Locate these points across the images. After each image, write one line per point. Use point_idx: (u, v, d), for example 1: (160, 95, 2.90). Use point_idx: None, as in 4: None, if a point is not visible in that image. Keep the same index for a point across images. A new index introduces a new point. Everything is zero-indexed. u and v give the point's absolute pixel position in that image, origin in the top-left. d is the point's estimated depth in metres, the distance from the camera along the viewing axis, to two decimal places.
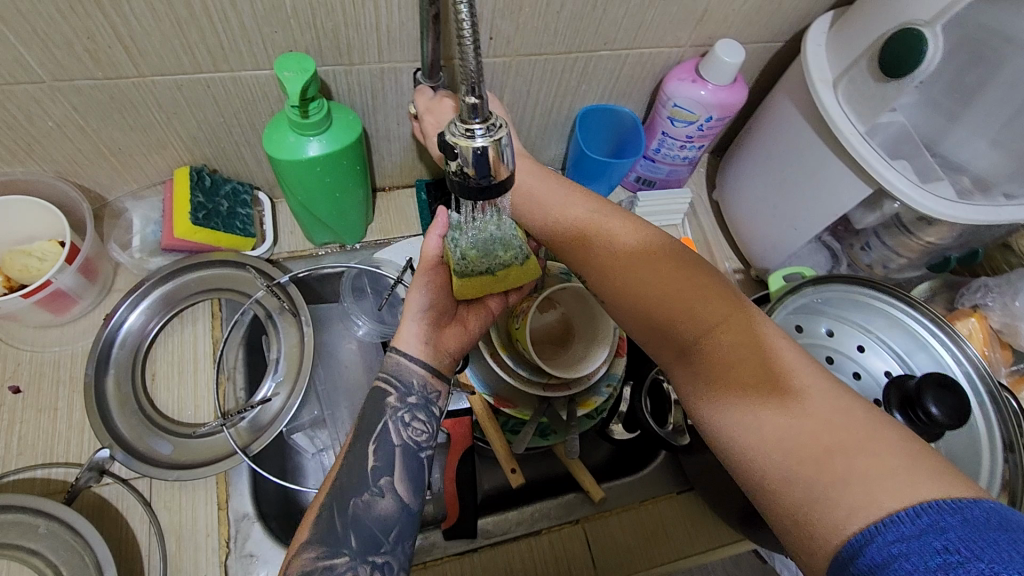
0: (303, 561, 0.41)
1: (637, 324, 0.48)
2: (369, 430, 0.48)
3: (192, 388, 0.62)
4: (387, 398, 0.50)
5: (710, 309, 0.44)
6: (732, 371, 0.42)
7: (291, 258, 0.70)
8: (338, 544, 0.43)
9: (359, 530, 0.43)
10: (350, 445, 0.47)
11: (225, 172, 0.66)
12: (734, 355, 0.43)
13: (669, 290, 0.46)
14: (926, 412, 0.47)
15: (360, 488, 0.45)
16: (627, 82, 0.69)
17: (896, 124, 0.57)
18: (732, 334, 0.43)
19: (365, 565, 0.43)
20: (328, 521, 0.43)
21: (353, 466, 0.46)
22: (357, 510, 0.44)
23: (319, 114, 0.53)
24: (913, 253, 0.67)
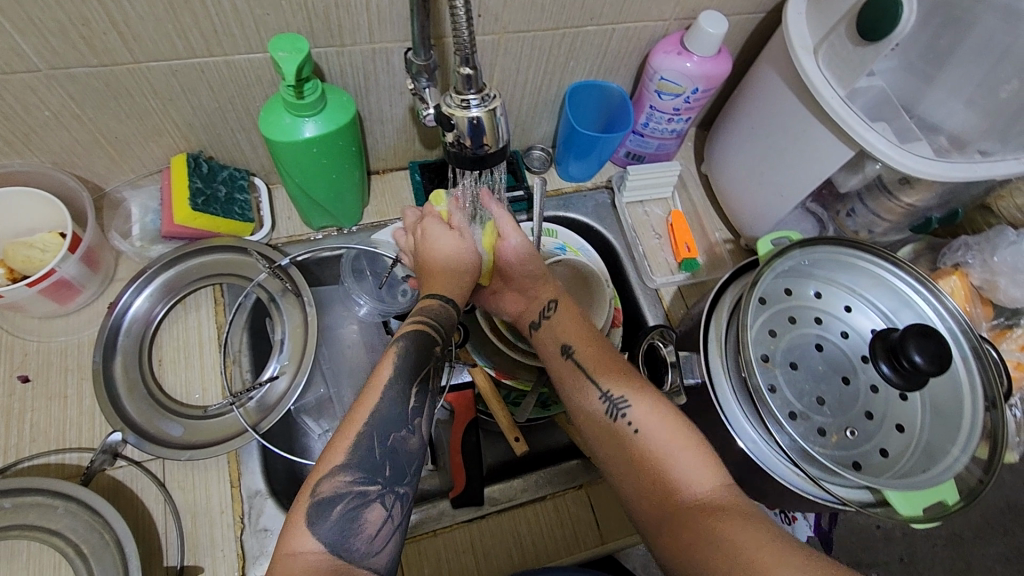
0: (337, 483, 0.43)
1: (613, 456, 0.52)
2: (412, 370, 0.49)
3: (199, 371, 0.63)
4: (433, 343, 0.52)
5: (686, 447, 0.49)
6: (689, 508, 0.46)
7: (290, 243, 0.71)
8: (373, 472, 0.44)
9: (395, 461, 0.45)
10: (391, 383, 0.48)
11: (221, 159, 0.67)
12: (693, 488, 0.47)
13: (653, 425, 0.51)
14: (909, 360, 0.50)
15: (399, 422, 0.47)
16: (614, 58, 0.70)
17: (875, 88, 0.60)
18: (698, 468, 0.48)
19: (390, 495, 0.44)
20: (366, 449, 0.45)
21: (396, 403, 0.47)
22: (394, 444, 0.46)
23: (314, 95, 0.54)
24: (895, 215, 0.69)
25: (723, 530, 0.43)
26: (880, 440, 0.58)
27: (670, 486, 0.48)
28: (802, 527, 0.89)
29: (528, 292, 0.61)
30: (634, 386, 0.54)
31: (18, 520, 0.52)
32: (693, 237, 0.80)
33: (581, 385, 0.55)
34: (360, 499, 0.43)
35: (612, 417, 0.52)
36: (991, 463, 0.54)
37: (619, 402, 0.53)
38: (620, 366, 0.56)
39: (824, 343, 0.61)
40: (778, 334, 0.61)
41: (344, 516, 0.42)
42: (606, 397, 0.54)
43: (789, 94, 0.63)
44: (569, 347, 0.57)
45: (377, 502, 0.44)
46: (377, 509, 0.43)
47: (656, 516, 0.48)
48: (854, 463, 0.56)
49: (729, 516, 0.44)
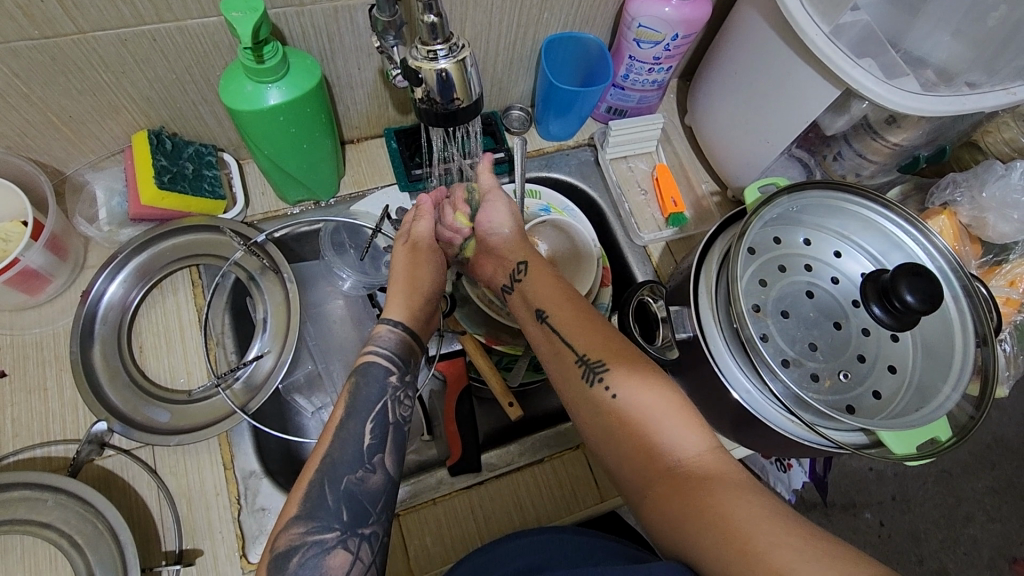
0: (291, 536, 0.43)
1: (594, 425, 0.50)
2: (365, 408, 0.48)
3: (182, 355, 0.62)
4: (388, 376, 0.50)
5: (669, 411, 0.48)
6: (677, 476, 0.45)
7: (265, 220, 0.69)
8: (329, 518, 0.43)
9: (352, 504, 0.44)
10: (344, 423, 0.48)
11: (185, 135, 0.64)
12: (679, 456, 0.46)
13: (636, 391, 0.49)
14: (902, 301, 0.50)
15: (354, 465, 0.46)
16: (589, 7, 0.67)
17: (860, 23, 0.56)
18: (683, 434, 0.47)
19: (353, 538, 0.44)
20: (318, 496, 0.44)
21: (350, 445, 0.47)
22: (350, 486, 0.45)
23: (275, 58, 0.51)
24: (882, 156, 0.67)
25: (711, 499, 0.42)
26: (873, 382, 0.58)
27: (658, 452, 0.46)
28: (797, 473, 0.91)
29: (501, 256, 0.60)
30: (615, 347, 0.52)
31: (8, 515, 0.51)
32: (680, 191, 0.78)
33: (557, 353, 0.53)
34: (318, 548, 0.42)
35: (589, 383, 0.51)
36: (982, 399, 0.55)
37: (596, 366, 0.51)
38: (599, 327, 0.54)
39: (815, 290, 0.61)
40: (769, 283, 0.60)
41: (305, 565, 0.42)
42: (583, 362, 0.52)
43: (772, 34, 0.61)
44: (542, 312, 0.55)
45: (340, 546, 0.43)
46: (341, 554, 0.43)
47: (641, 486, 0.47)
48: (848, 407, 0.57)
49: (717, 484, 0.43)
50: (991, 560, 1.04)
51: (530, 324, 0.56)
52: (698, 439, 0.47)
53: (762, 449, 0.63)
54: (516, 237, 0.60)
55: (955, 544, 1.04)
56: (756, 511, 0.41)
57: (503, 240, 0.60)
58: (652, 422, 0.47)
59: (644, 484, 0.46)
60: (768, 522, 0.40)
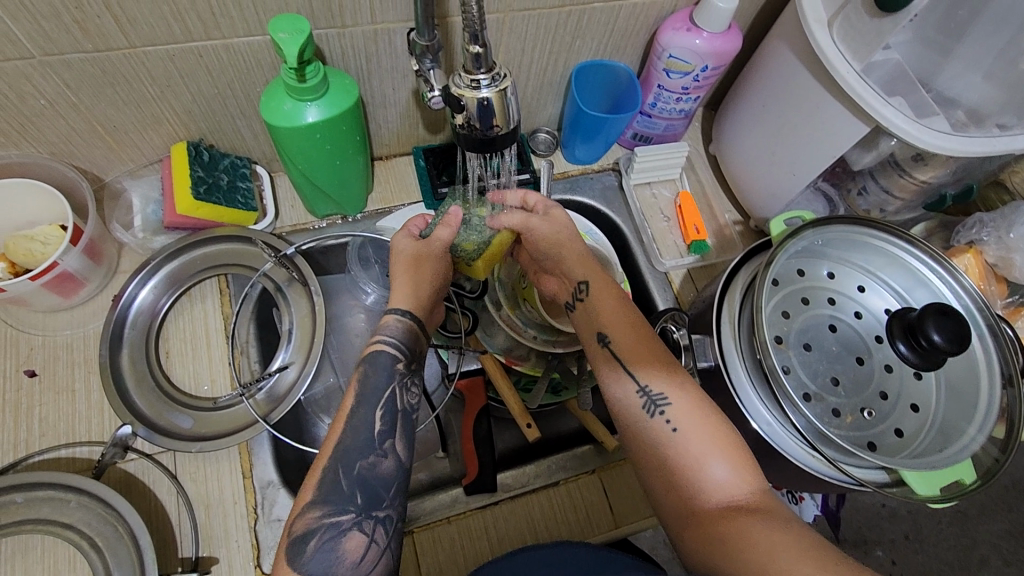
0: (309, 520, 0.44)
1: (646, 454, 0.50)
2: (374, 395, 0.50)
3: (207, 363, 0.63)
4: (393, 364, 0.52)
5: (722, 447, 0.48)
6: (724, 513, 0.45)
7: (294, 232, 0.70)
8: (344, 502, 0.45)
9: (366, 488, 0.46)
10: (355, 410, 0.49)
11: (222, 147, 0.65)
12: (727, 493, 0.46)
13: (695, 426, 0.49)
14: (928, 340, 0.50)
15: (365, 449, 0.47)
16: (621, 36, 0.68)
17: (891, 62, 0.58)
18: (736, 473, 0.47)
19: (368, 520, 0.45)
20: (332, 481, 0.46)
21: (361, 431, 0.48)
22: (363, 471, 0.46)
23: (316, 78, 0.53)
24: (908, 193, 0.68)
25: (758, 536, 0.42)
26: (895, 420, 0.58)
27: (708, 487, 0.47)
28: (809, 505, 0.88)
29: (560, 272, 0.59)
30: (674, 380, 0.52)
31: (31, 515, 0.51)
32: (702, 218, 0.79)
33: (616, 376, 0.54)
34: (335, 530, 0.44)
35: (649, 413, 0.51)
36: (1008, 442, 0.54)
37: (658, 398, 0.51)
38: (661, 357, 0.54)
39: (837, 324, 0.61)
40: (791, 315, 0.61)
41: (321, 548, 0.43)
42: (644, 393, 0.52)
43: (802, 69, 0.62)
44: (605, 337, 0.55)
45: (355, 529, 0.44)
46: (357, 536, 0.44)
47: (686, 518, 0.47)
48: (869, 444, 0.56)
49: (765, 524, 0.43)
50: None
51: (597, 350, 0.56)
52: (749, 481, 0.47)
53: (782, 482, 0.62)
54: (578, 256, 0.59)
55: None
56: (794, 545, 0.41)
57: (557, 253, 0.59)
58: (705, 457, 0.48)
59: (685, 515, 0.47)
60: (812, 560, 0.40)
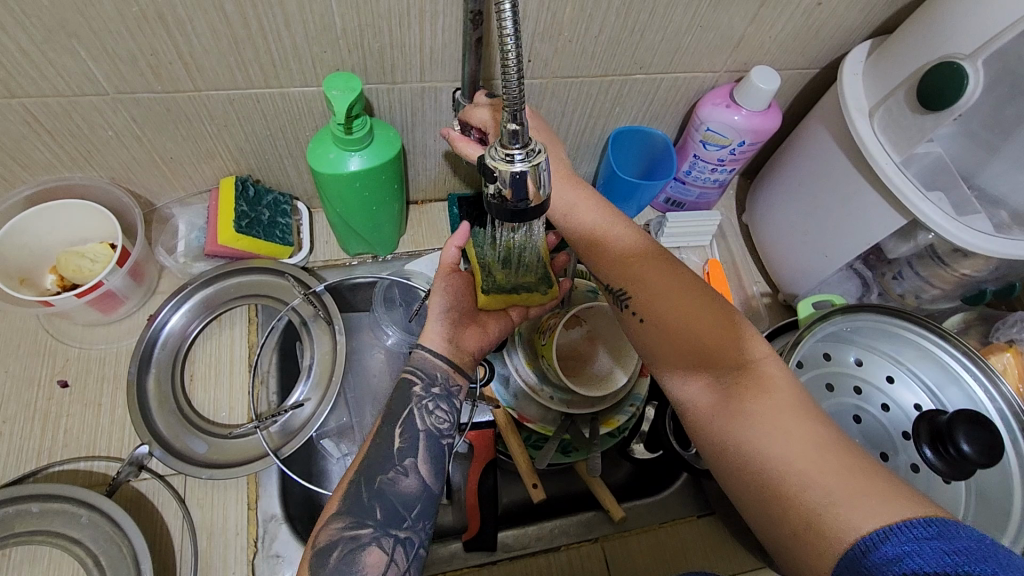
0: (331, 531, 0.47)
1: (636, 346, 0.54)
2: (396, 415, 0.53)
3: (228, 389, 0.64)
4: (411, 388, 0.54)
5: (702, 323, 0.50)
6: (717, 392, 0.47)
7: (325, 267, 0.72)
8: (364, 515, 0.48)
9: (385, 503, 0.48)
10: (378, 430, 0.52)
11: (267, 182, 0.69)
12: (717, 375, 0.48)
13: (661, 309, 0.51)
14: (956, 448, 0.48)
15: (386, 466, 0.50)
16: (660, 105, 0.70)
17: (932, 155, 0.57)
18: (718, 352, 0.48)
19: (387, 537, 0.47)
20: (355, 493, 0.49)
21: (382, 448, 0.51)
22: (382, 486, 0.49)
23: (362, 131, 0.55)
24: (947, 284, 0.66)
25: (749, 412, 0.45)
26: None
27: (696, 367, 0.49)
28: None
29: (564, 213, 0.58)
30: (634, 268, 0.54)
31: (43, 526, 0.53)
32: (730, 288, 0.78)
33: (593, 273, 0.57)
34: (354, 543, 0.46)
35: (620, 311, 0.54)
36: None
37: (621, 294, 0.54)
38: (632, 244, 0.56)
39: (862, 415, 0.60)
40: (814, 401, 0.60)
41: (341, 561, 0.46)
42: (613, 291, 0.55)
43: (841, 154, 0.62)
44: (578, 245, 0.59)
45: (374, 544, 0.47)
46: (376, 552, 0.46)
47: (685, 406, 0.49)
48: None
49: (755, 396, 0.45)
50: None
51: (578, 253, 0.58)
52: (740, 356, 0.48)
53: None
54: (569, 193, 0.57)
55: None
56: (794, 433, 0.43)
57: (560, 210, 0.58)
58: (682, 338, 0.50)
59: (689, 414, 0.49)
60: (822, 455, 0.42)
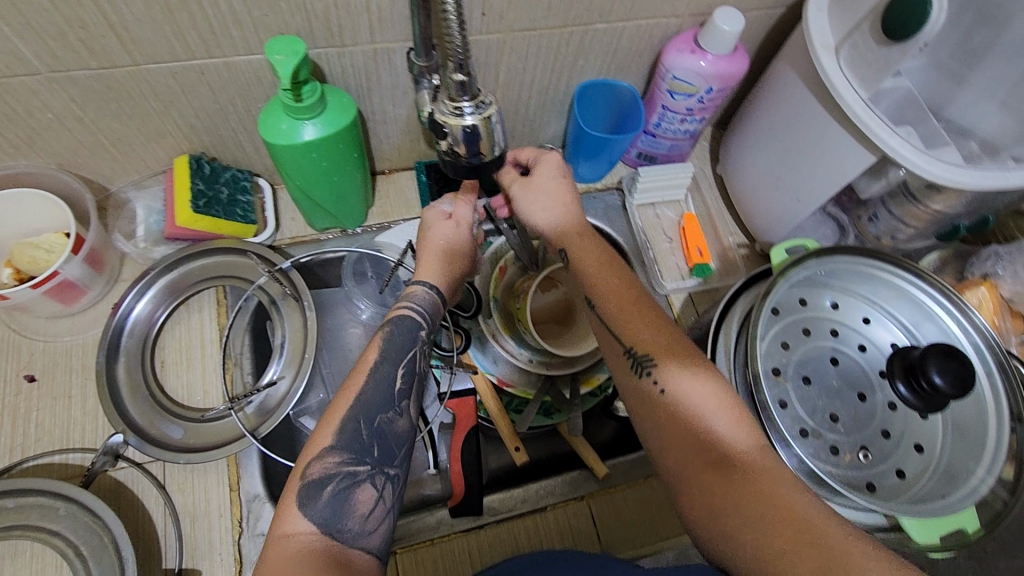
0: (326, 464, 0.45)
1: (643, 417, 0.48)
2: (398, 355, 0.51)
3: (201, 374, 0.63)
4: (419, 331, 0.53)
5: (721, 399, 0.46)
6: (727, 466, 0.44)
7: (293, 244, 0.71)
8: (361, 453, 0.47)
9: (382, 442, 0.48)
10: (378, 365, 0.50)
11: (224, 160, 0.66)
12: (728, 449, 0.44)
13: (683, 381, 0.47)
14: (929, 382, 0.49)
15: (386, 406, 0.49)
16: (624, 56, 0.67)
17: (901, 89, 0.57)
18: (734, 428, 0.45)
19: (380, 475, 0.47)
20: (353, 431, 0.47)
21: (383, 386, 0.49)
22: (382, 425, 0.48)
23: (313, 98, 0.53)
24: (921, 221, 0.65)
25: (762, 487, 0.42)
26: (896, 459, 0.56)
27: (706, 442, 0.45)
28: None
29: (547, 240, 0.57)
30: (655, 334, 0.50)
31: (21, 521, 0.52)
32: (706, 241, 0.77)
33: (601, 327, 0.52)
34: (350, 479, 0.45)
35: (637, 376, 0.49)
36: (1017, 484, 0.51)
37: (644, 359, 0.49)
38: (647, 308, 0.52)
39: (839, 357, 0.60)
40: (791, 346, 0.59)
41: (335, 496, 0.44)
42: (632, 356, 0.49)
43: (809, 95, 0.60)
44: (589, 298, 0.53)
45: (367, 481, 0.46)
46: (368, 489, 0.45)
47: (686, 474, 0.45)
48: (868, 485, 0.55)
49: (766, 475, 0.43)
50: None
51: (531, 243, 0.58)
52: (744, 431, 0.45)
53: None
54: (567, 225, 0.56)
55: None
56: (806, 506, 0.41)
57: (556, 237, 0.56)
58: (699, 416, 0.46)
59: (686, 476, 0.45)
60: (833, 527, 0.40)
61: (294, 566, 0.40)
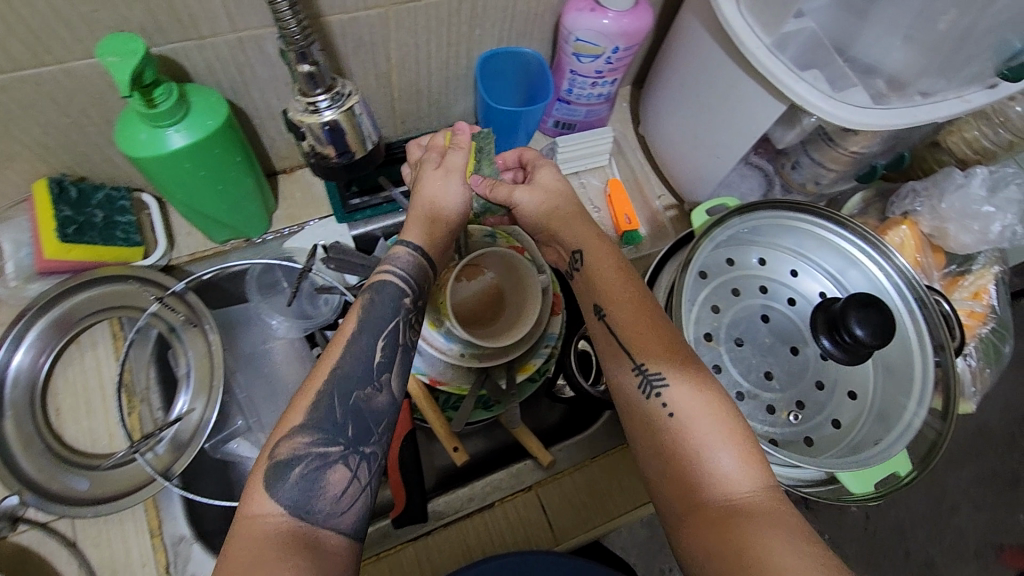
0: (294, 445, 0.41)
1: (641, 436, 0.46)
2: (378, 325, 0.46)
3: (104, 417, 0.58)
4: (400, 298, 0.48)
5: (723, 429, 0.43)
6: (721, 499, 0.41)
7: (192, 262, 0.65)
8: (335, 432, 0.42)
9: (358, 420, 0.43)
10: (355, 336, 0.45)
11: (95, 179, 0.59)
12: (727, 484, 0.41)
13: (688, 405, 0.44)
14: (851, 334, 0.48)
15: (362, 381, 0.44)
16: (524, 20, 0.63)
17: (806, 31, 0.54)
18: (738, 463, 0.42)
19: (355, 455, 0.42)
20: (326, 408, 0.42)
21: (359, 360, 0.44)
22: (358, 402, 0.43)
23: (168, 101, 0.47)
24: (841, 164, 0.64)
25: (754, 525, 0.39)
26: (832, 408, 0.56)
27: (703, 471, 0.42)
28: None
29: (556, 240, 0.57)
30: (665, 353, 0.46)
31: None
32: (634, 207, 0.75)
33: (610, 341, 0.50)
34: (320, 461, 0.41)
35: (644, 394, 0.46)
36: (947, 411, 0.54)
37: (654, 378, 0.46)
38: (656, 325, 0.48)
39: (770, 313, 0.59)
40: (721, 308, 0.58)
41: (304, 477, 0.40)
42: (639, 371, 0.47)
43: (715, 46, 0.57)
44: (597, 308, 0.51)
45: (341, 462, 0.41)
46: (341, 470, 0.41)
47: (677, 498, 0.43)
48: (806, 439, 0.55)
49: (763, 518, 0.39)
50: (956, 555, 1.09)
51: (530, 221, 0.58)
52: (747, 470, 0.42)
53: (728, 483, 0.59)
54: (574, 222, 0.56)
55: (941, 536, 1.10)
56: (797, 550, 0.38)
57: (560, 221, 0.56)
58: (702, 446, 0.43)
59: (678, 490, 0.43)
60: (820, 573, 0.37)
61: (253, 553, 0.36)
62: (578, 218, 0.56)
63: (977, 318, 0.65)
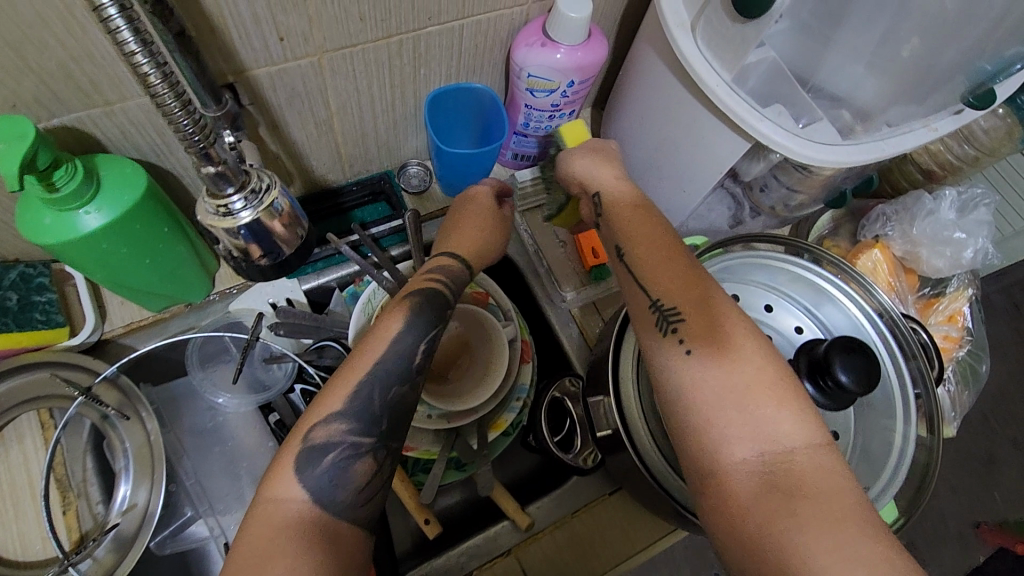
0: (330, 431, 0.40)
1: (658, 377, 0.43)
2: (422, 322, 0.45)
3: (35, 520, 0.52)
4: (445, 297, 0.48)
5: (760, 381, 0.41)
6: (755, 458, 0.38)
7: (128, 333, 0.59)
8: (371, 423, 0.41)
9: (395, 415, 0.42)
10: (395, 335, 0.44)
11: (8, 256, 0.54)
12: (762, 442, 0.39)
13: (717, 351, 0.42)
14: (835, 381, 0.45)
15: (400, 377, 0.43)
16: (472, 56, 0.59)
17: (767, 61, 0.51)
18: (781, 421, 0.39)
19: (384, 450, 0.41)
20: (366, 398, 0.41)
21: (399, 356, 0.43)
22: (395, 399, 0.42)
23: (71, 180, 0.42)
24: (812, 188, 0.61)
25: (799, 490, 0.36)
26: None
27: (735, 424, 0.39)
28: None
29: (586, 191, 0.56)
30: (701, 301, 0.44)
31: None
32: None
33: (631, 285, 0.47)
34: (351, 450, 0.40)
35: (661, 332, 0.44)
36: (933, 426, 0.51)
37: (671, 315, 0.44)
38: (686, 272, 0.47)
39: None
40: None
41: (332, 466, 0.39)
42: (656, 309, 0.45)
43: (674, 79, 0.54)
44: (620, 246, 0.50)
45: (370, 454, 0.40)
46: (368, 462, 0.40)
47: (700, 448, 0.40)
48: None
49: (810, 482, 0.37)
50: None
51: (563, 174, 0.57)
52: (785, 430, 0.39)
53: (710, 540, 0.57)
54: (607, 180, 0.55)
55: None
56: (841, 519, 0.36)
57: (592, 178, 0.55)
58: (735, 399, 0.40)
59: (703, 442, 0.40)
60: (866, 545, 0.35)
61: (276, 539, 0.35)
62: (609, 171, 0.55)
63: (950, 343, 0.64)
